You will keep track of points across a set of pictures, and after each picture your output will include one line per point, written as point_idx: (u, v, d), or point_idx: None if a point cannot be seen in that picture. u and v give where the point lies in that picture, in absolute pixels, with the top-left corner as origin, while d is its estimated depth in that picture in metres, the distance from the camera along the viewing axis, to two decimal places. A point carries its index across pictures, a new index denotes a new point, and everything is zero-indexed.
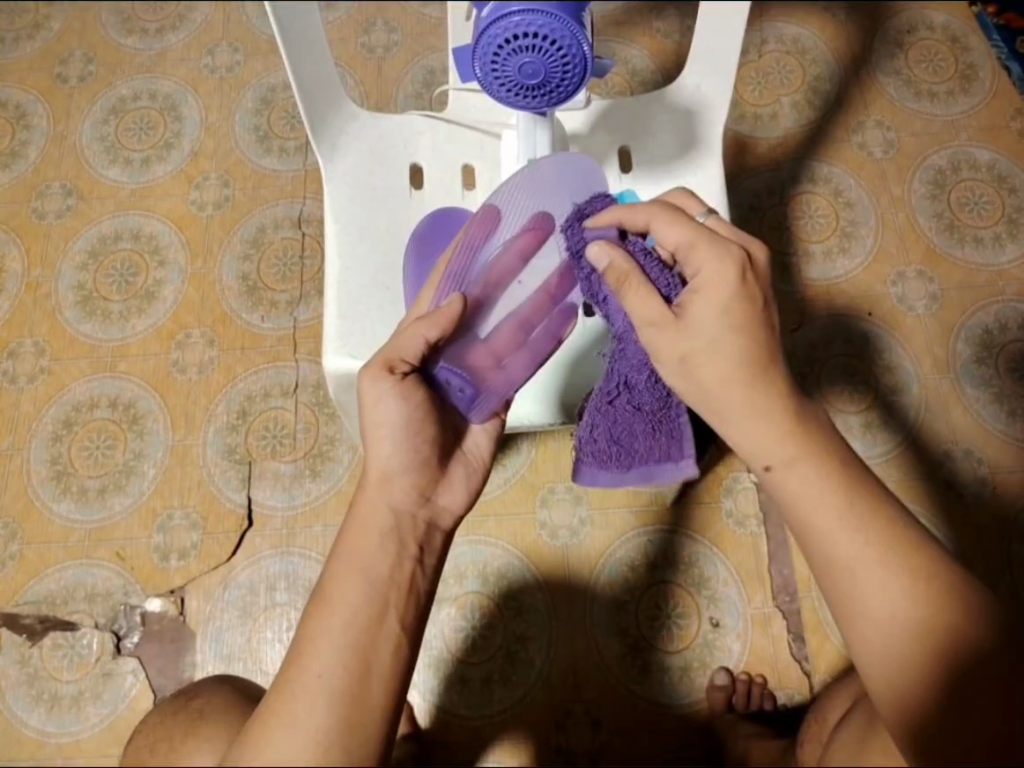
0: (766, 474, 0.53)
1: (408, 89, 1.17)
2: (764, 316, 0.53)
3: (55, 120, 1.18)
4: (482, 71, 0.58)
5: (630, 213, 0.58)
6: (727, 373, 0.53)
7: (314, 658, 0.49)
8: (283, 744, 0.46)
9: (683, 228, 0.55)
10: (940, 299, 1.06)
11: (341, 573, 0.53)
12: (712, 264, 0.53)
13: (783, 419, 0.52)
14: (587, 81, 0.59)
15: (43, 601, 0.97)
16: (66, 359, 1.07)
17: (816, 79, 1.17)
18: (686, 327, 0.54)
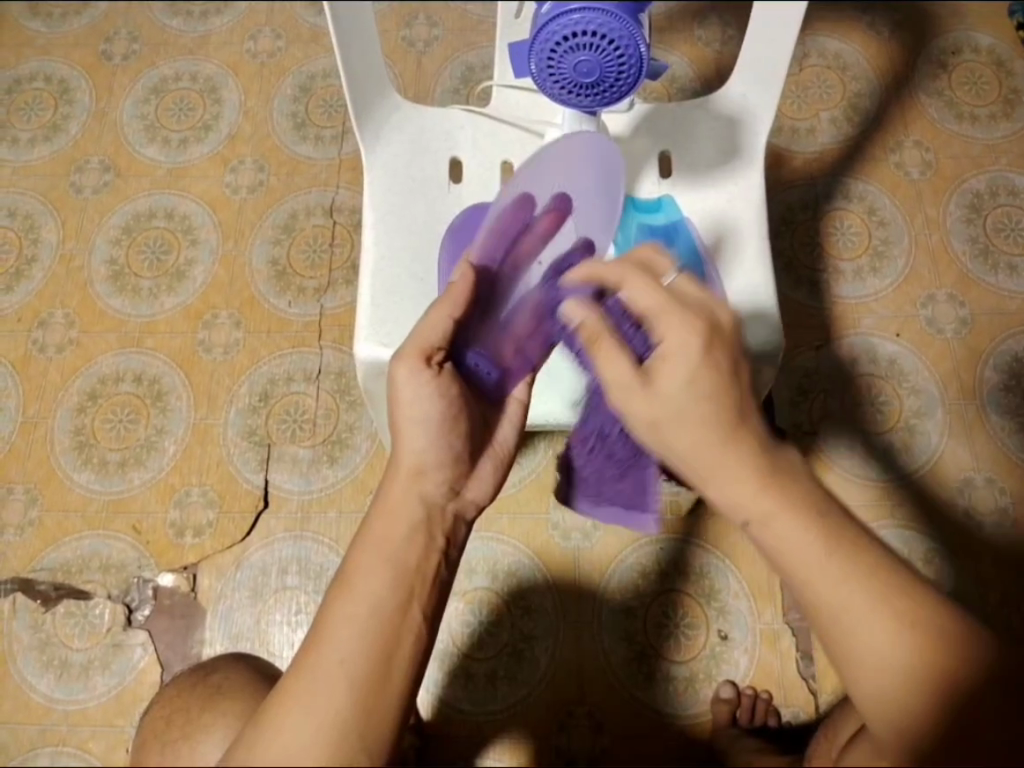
0: (745, 528, 0.51)
1: (446, 84, 1.18)
2: (734, 385, 0.50)
3: (97, 96, 1.20)
4: (537, 67, 0.58)
5: (601, 267, 0.54)
6: (696, 440, 0.50)
7: (335, 642, 0.49)
8: (295, 727, 0.47)
9: (655, 293, 0.52)
10: (970, 324, 1.05)
11: (366, 557, 0.53)
12: (675, 331, 0.51)
13: (757, 475, 0.49)
14: (642, 83, 0.59)
15: (58, 568, 0.99)
16: (94, 332, 1.08)
17: (856, 96, 1.16)
18: (653, 393, 0.51)
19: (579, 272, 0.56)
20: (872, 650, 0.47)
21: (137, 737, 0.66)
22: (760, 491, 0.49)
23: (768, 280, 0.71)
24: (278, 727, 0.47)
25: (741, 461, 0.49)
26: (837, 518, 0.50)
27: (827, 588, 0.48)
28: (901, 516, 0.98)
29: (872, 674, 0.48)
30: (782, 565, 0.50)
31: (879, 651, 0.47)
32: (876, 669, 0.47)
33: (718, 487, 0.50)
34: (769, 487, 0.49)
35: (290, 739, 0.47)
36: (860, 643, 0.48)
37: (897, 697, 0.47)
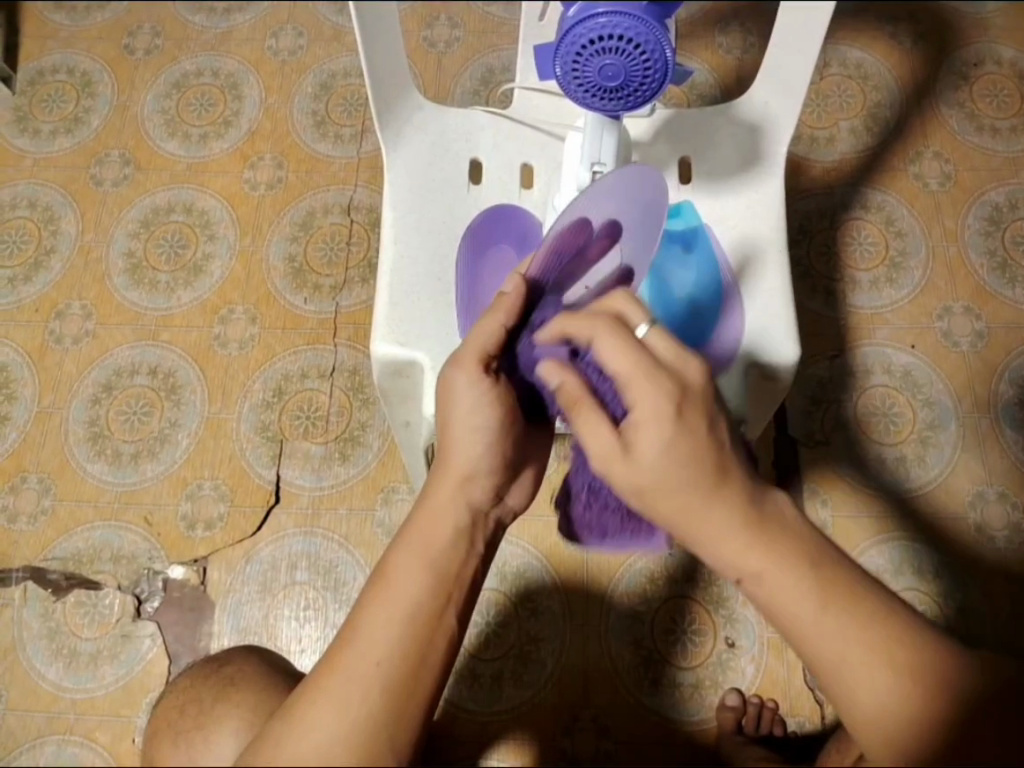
0: (739, 585, 0.51)
1: (466, 86, 1.18)
2: (710, 446, 0.50)
3: (119, 90, 1.21)
4: (562, 69, 0.58)
5: (571, 325, 0.53)
6: (686, 501, 0.49)
7: (370, 644, 0.50)
8: (325, 726, 0.47)
9: (626, 356, 0.50)
10: (986, 337, 1.05)
11: (408, 559, 0.53)
12: (647, 400, 0.49)
13: (744, 523, 0.50)
14: (666, 87, 0.59)
15: (69, 558, 0.99)
16: (111, 324, 1.09)
17: (876, 106, 1.16)
18: (634, 461, 0.50)
19: (550, 329, 0.55)
20: (864, 686, 0.48)
21: (148, 726, 0.67)
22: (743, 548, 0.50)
23: (785, 289, 0.71)
24: (309, 721, 0.48)
25: (729, 512, 0.50)
26: (829, 557, 0.50)
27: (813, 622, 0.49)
28: (912, 528, 0.98)
29: (868, 708, 0.48)
30: (776, 616, 0.50)
31: (876, 686, 0.48)
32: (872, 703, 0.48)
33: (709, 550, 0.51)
34: (754, 536, 0.49)
35: (320, 737, 0.47)
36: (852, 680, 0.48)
37: (893, 712, 0.48)
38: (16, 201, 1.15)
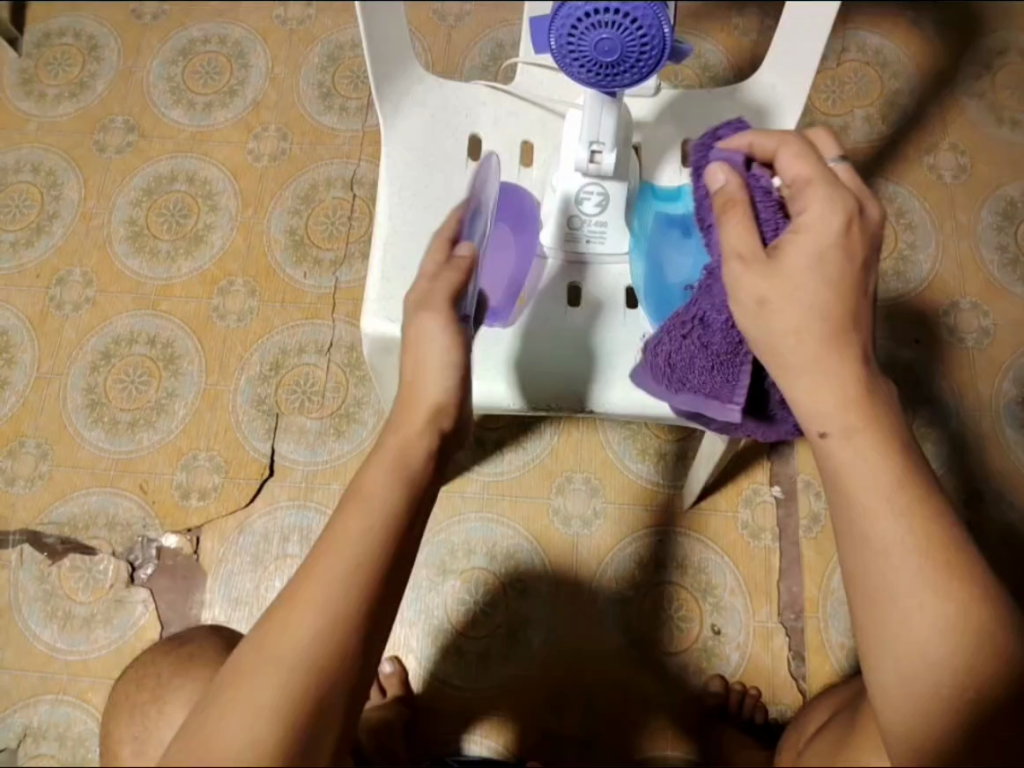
0: (818, 441, 0.48)
1: (474, 60, 1.16)
2: (859, 285, 0.49)
3: (125, 55, 1.20)
4: (557, 43, 0.57)
5: (761, 137, 0.54)
6: (806, 322, 0.48)
7: (326, 586, 0.45)
8: (278, 680, 0.43)
9: (804, 162, 0.51)
10: (991, 334, 1.04)
11: (375, 490, 0.49)
12: (820, 205, 0.49)
13: (855, 387, 0.47)
14: (662, 64, 0.58)
15: (65, 523, 1.01)
16: (111, 292, 1.09)
17: (893, 95, 1.13)
18: (777, 270, 0.49)
19: (740, 140, 0.55)
20: (917, 605, 0.44)
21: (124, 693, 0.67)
22: (831, 389, 0.47)
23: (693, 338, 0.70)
24: (259, 663, 0.44)
25: (843, 359, 0.48)
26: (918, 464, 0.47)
27: (887, 528, 0.45)
28: None
29: (905, 625, 0.44)
30: (837, 481, 0.47)
31: (920, 650, 0.43)
32: (904, 663, 0.44)
33: (801, 374, 0.48)
34: (859, 402, 0.47)
35: (273, 688, 0.43)
36: (889, 622, 0.44)
37: (930, 655, 0.43)
38: (20, 164, 1.15)
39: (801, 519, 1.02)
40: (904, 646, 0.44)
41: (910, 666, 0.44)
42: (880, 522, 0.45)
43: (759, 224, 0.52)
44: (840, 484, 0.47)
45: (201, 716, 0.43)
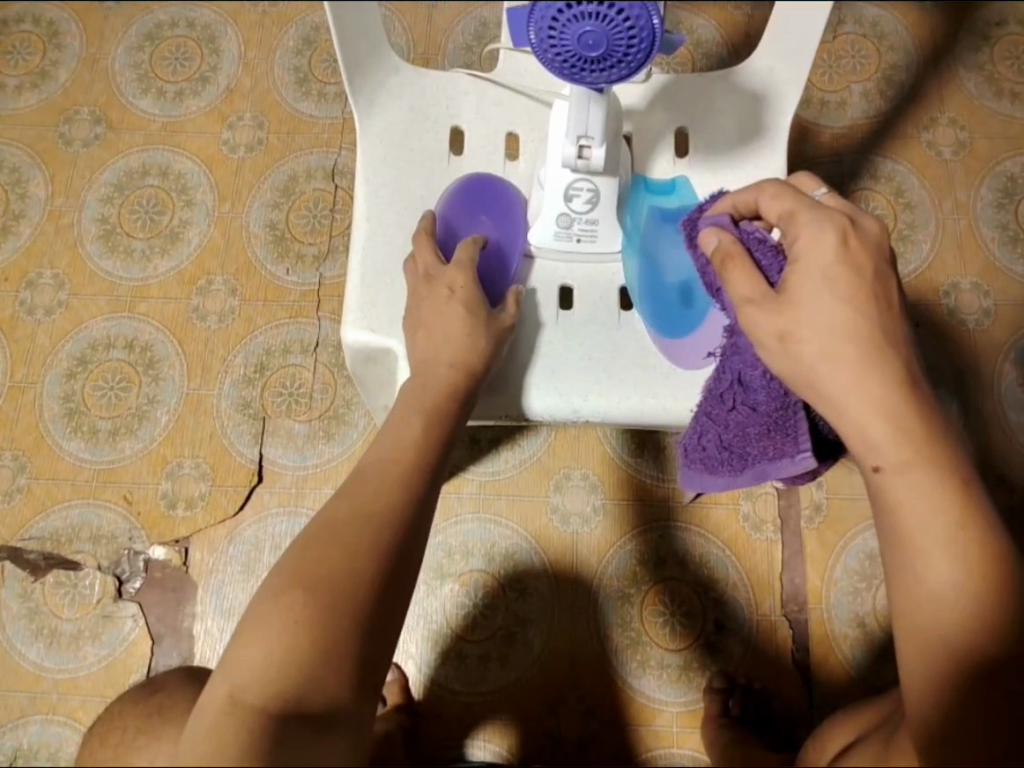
0: (872, 475, 0.50)
1: (457, 41, 1.11)
2: (873, 291, 0.52)
3: (88, 42, 1.14)
4: (536, 36, 0.52)
5: (740, 193, 0.59)
6: (843, 353, 0.50)
7: (367, 494, 0.56)
8: (334, 564, 0.51)
9: (782, 200, 0.56)
10: (993, 315, 1.01)
11: (415, 420, 0.61)
12: (811, 229, 0.54)
13: (895, 402, 0.49)
14: (652, 57, 0.54)
15: (47, 537, 0.97)
16: (84, 295, 1.05)
17: (891, 68, 1.09)
18: (788, 303, 0.52)
19: (724, 202, 0.60)
20: (938, 573, 0.48)
21: None
22: (878, 422, 0.49)
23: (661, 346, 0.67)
24: (319, 553, 0.51)
25: (884, 383, 0.50)
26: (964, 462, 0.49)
27: (938, 565, 0.48)
28: None
29: (929, 586, 0.48)
30: (886, 511, 0.50)
31: (938, 607, 0.47)
32: (921, 615, 0.48)
33: (846, 403, 0.50)
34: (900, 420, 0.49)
35: (334, 567, 0.51)
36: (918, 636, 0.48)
37: (949, 614, 0.47)
38: None
39: (803, 509, 1.00)
40: (925, 604, 0.48)
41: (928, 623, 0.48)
42: (933, 560, 0.48)
43: (762, 268, 0.56)
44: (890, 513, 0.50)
45: (257, 608, 0.49)
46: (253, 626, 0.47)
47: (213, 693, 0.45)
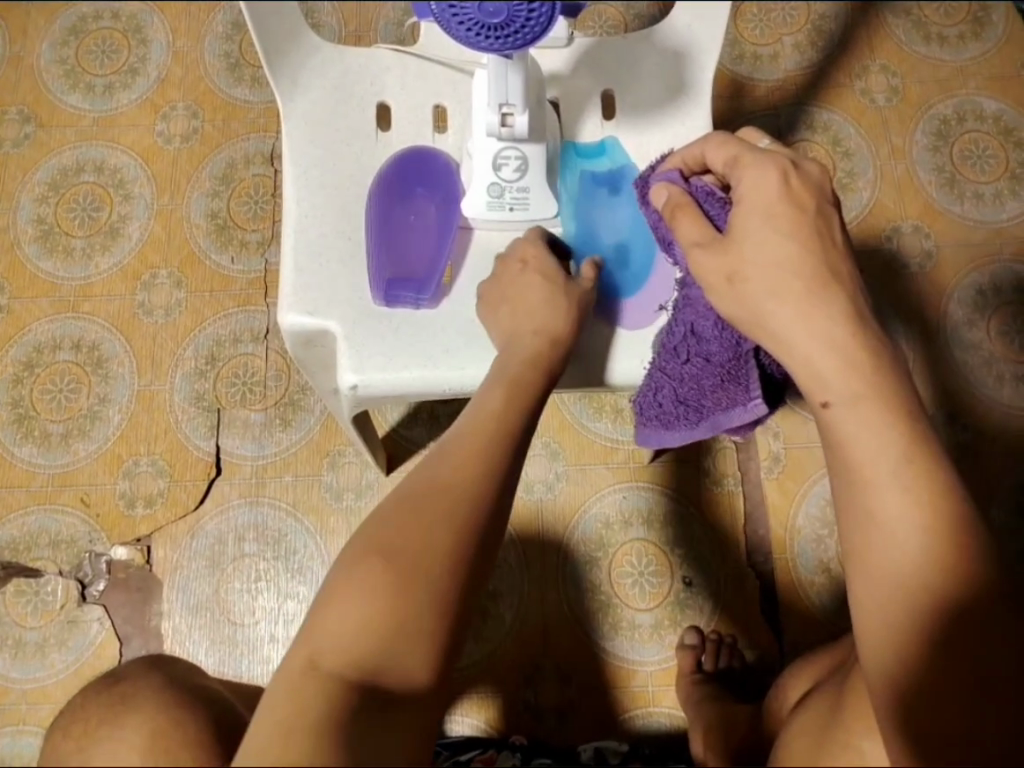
0: (822, 412, 0.50)
1: (388, 16, 1.10)
2: (816, 228, 0.53)
3: (10, 39, 1.11)
4: (438, 6, 0.52)
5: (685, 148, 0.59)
6: (794, 291, 0.51)
7: (457, 459, 0.53)
8: (431, 530, 0.49)
9: (725, 149, 0.56)
10: (935, 257, 1.03)
11: (498, 389, 0.58)
12: (754, 173, 0.54)
13: (846, 338, 0.50)
14: (556, 23, 0.53)
15: (5, 546, 0.95)
16: (26, 298, 1.02)
17: (820, 19, 1.10)
18: (736, 247, 0.53)
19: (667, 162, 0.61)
20: (896, 529, 0.46)
21: None
22: (827, 356, 0.49)
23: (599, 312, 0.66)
24: (407, 515, 0.50)
25: (832, 319, 0.50)
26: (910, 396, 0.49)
27: (889, 489, 0.46)
28: None
29: (886, 544, 0.46)
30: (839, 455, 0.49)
31: (897, 567, 0.45)
32: (882, 577, 0.45)
33: (795, 342, 0.50)
34: (850, 358, 0.49)
35: (427, 532, 0.49)
36: (877, 573, 0.46)
37: (910, 578, 0.45)
38: None
39: (762, 462, 1.02)
40: (888, 567, 0.45)
41: (892, 587, 0.45)
42: (887, 503, 0.46)
43: (710, 218, 0.57)
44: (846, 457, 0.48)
45: (342, 571, 0.48)
46: (341, 587, 0.47)
47: (295, 652, 0.46)
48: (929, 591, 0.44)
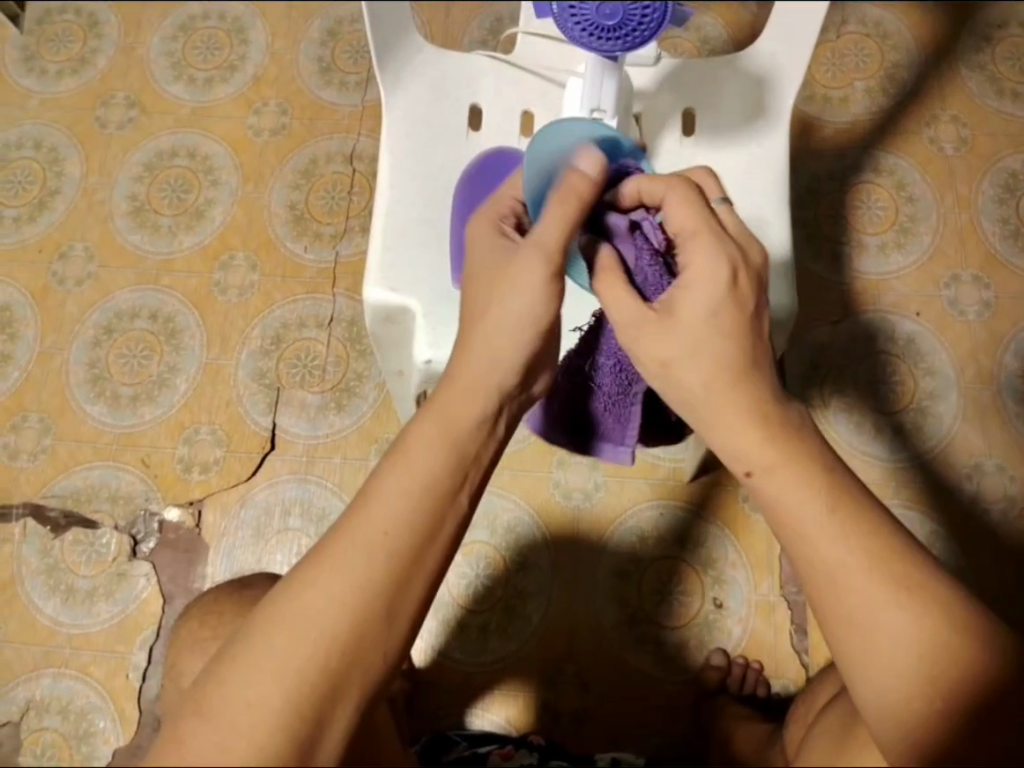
0: (745, 481, 0.47)
1: (474, 34, 1.16)
2: (753, 325, 0.48)
3: (125, 31, 1.19)
4: (558, 7, 0.57)
5: (646, 183, 0.51)
6: (712, 375, 0.47)
7: (379, 507, 0.44)
8: (328, 589, 0.41)
9: (690, 211, 0.49)
10: (993, 307, 1.03)
11: (427, 425, 0.47)
12: (704, 259, 0.47)
13: (766, 420, 0.46)
14: (664, 28, 0.58)
15: (68, 496, 1.01)
16: (113, 268, 1.09)
17: (894, 67, 1.12)
18: (671, 329, 0.47)
19: (628, 188, 0.52)
20: (860, 581, 0.44)
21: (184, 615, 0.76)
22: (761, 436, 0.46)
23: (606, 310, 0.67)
24: (317, 573, 0.42)
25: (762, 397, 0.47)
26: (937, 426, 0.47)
27: (846, 559, 0.44)
28: (905, 496, 0.98)
29: (865, 603, 0.43)
30: (779, 525, 0.46)
31: (881, 623, 0.43)
32: (876, 637, 0.43)
33: (715, 427, 0.47)
34: (772, 437, 0.46)
35: (333, 592, 0.41)
36: (863, 639, 0.43)
37: (898, 630, 0.43)
38: (21, 141, 1.15)
39: None
40: (871, 628, 0.43)
41: (883, 644, 0.43)
42: (841, 560, 0.44)
43: (639, 285, 0.51)
44: (779, 525, 0.46)
45: (240, 643, 0.41)
46: (237, 665, 0.40)
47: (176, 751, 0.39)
48: (920, 640, 0.43)
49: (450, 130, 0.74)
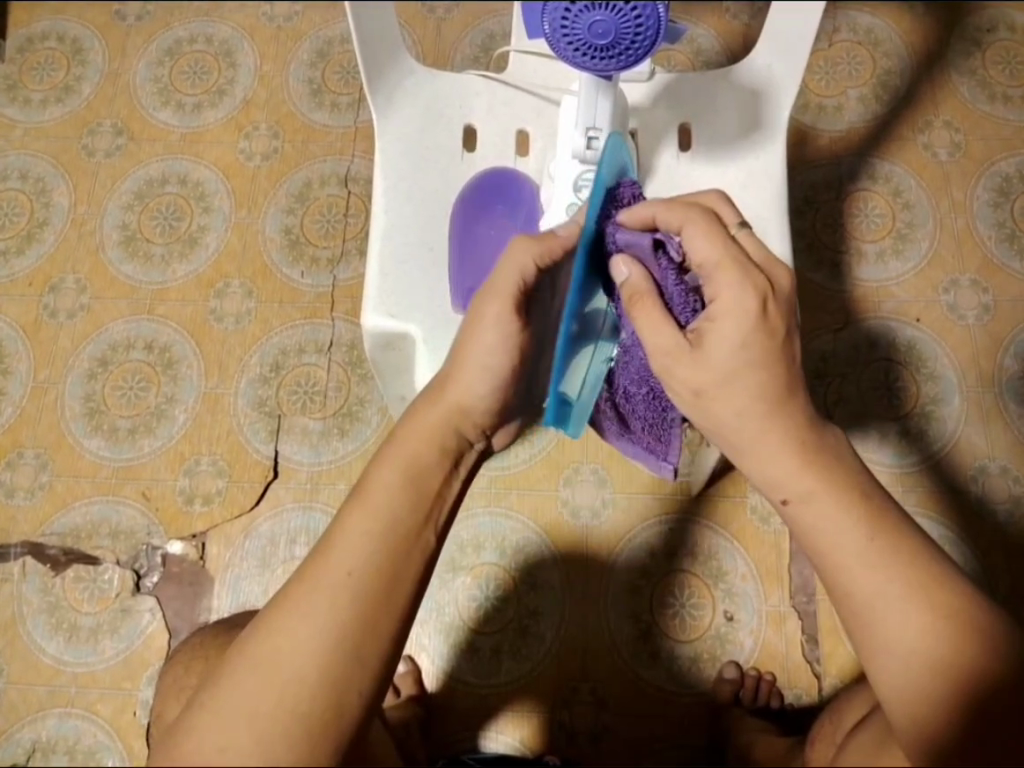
0: (781, 508, 0.51)
1: (465, 52, 1.15)
2: (786, 350, 0.51)
3: (111, 57, 1.18)
4: (550, 26, 0.56)
5: (666, 210, 0.52)
6: (745, 407, 0.50)
7: (344, 551, 0.47)
8: (294, 632, 0.44)
9: (715, 246, 0.51)
10: (992, 311, 1.03)
11: (388, 471, 0.51)
12: (731, 291, 0.50)
13: (797, 448, 0.50)
14: (659, 45, 0.57)
15: (68, 533, 0.99)
16: (105, 298, 1.08)
17: (886, 74, 1.13)
18: (703, 360, 0.51)
19: (643, 212, 0.53)
20: (879, 596, 0.46)
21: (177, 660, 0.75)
22: (791, 459, 0.50)
23: None
24: (288, 614, 0.45)
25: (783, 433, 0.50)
26: None
27: (867, 579, 0.46)
28: (912, 502, 0.97)
29: (885, 618, 0.45)
30: (814, 548, 0.49)
31: (901, 639, 0.45)
32: (897, 654, 0.44)
33: (748, 449, 0.51)
34: (806, 462, 0.50)
35: (302, 634, 0.44)
36: (890, 660, 0.45)
37: (917, 647, 0.44)
38: (7, 171, 1.13)
39: None
40: (891, 644, 0.45)
41: (904, 660, 0.44)
42: (857, 574, 0.47)
43: (672, 308, 0.53)
44: (811, 550, 0.49)
45: (214, 687, 0.44)
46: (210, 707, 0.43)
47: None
48: (941, 658, 0.44)
49: (445, 152, 0.73)
